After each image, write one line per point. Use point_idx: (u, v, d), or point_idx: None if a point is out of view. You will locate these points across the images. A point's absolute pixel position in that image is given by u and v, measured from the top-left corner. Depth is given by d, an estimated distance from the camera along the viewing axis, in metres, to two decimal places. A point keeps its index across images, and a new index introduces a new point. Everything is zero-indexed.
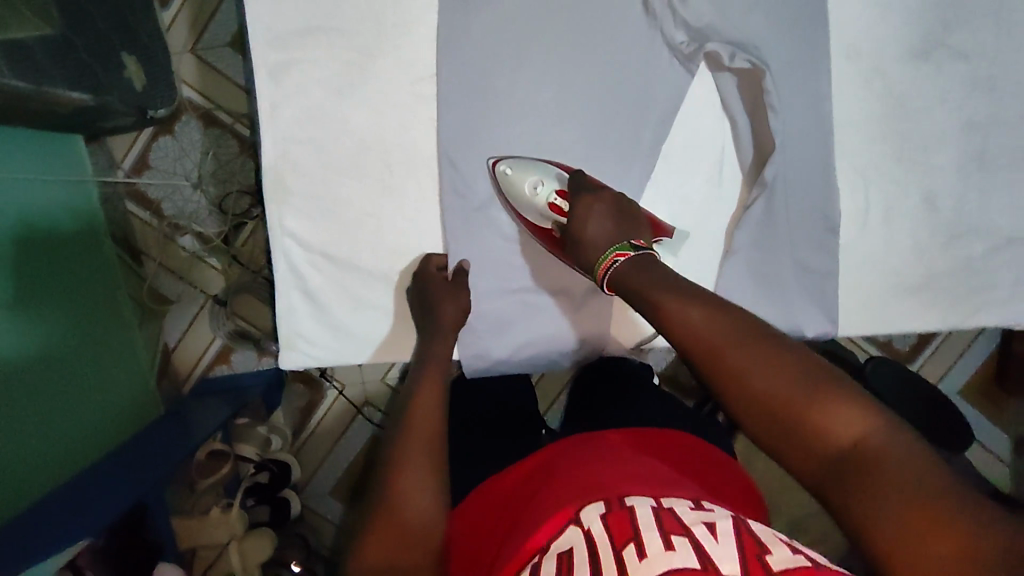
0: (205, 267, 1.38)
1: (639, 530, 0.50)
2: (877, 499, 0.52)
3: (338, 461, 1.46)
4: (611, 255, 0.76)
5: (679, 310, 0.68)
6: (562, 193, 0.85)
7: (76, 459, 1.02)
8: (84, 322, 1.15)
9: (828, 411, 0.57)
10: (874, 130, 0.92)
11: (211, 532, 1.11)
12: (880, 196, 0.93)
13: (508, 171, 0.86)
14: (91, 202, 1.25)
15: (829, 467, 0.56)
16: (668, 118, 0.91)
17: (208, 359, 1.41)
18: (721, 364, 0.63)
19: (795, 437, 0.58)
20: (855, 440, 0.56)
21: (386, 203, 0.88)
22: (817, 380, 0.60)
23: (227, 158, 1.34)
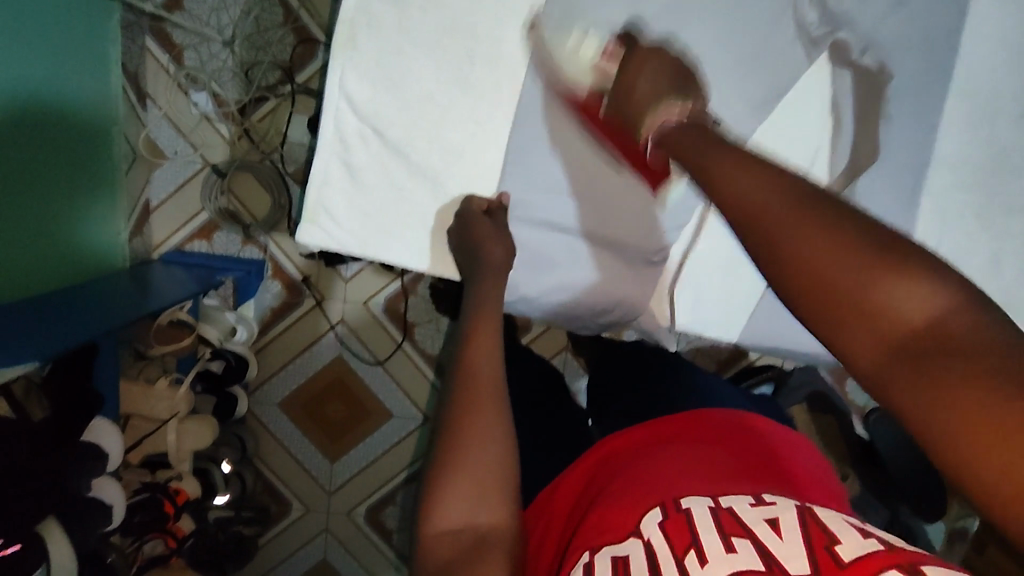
0: (210, 132, 1.28)
1: (696, 533, 0.48)
2: (941, 385, 0.38)
3: (301, 369, 1.39)
4: (654, 118, 0.69)
5: (737, 187, 0.52)
6: (610, 45, 0.76)
7: (25, 288, 0.93)
8: (69, 148, 1.05)
9: (894, 285, 0.41)
10: (965, 177, 0.89)
11: (154, 403, 1.04)
12: (950, 245, 0.90)
13: (547, 36, 0.78)
14: (110, 24, 1.14)
15: (887, 346, 0.41)
16: (770, 101, 0.85)
17: (190, 228, 1.32)
18: (767, 233, 0.48)
19: (841, 309, 0.43)
20: (926, 320, 0.40)
21: (458, 97, 0.79)
22: (885, 248, 0.43)
23: (267, 26, 1.24)
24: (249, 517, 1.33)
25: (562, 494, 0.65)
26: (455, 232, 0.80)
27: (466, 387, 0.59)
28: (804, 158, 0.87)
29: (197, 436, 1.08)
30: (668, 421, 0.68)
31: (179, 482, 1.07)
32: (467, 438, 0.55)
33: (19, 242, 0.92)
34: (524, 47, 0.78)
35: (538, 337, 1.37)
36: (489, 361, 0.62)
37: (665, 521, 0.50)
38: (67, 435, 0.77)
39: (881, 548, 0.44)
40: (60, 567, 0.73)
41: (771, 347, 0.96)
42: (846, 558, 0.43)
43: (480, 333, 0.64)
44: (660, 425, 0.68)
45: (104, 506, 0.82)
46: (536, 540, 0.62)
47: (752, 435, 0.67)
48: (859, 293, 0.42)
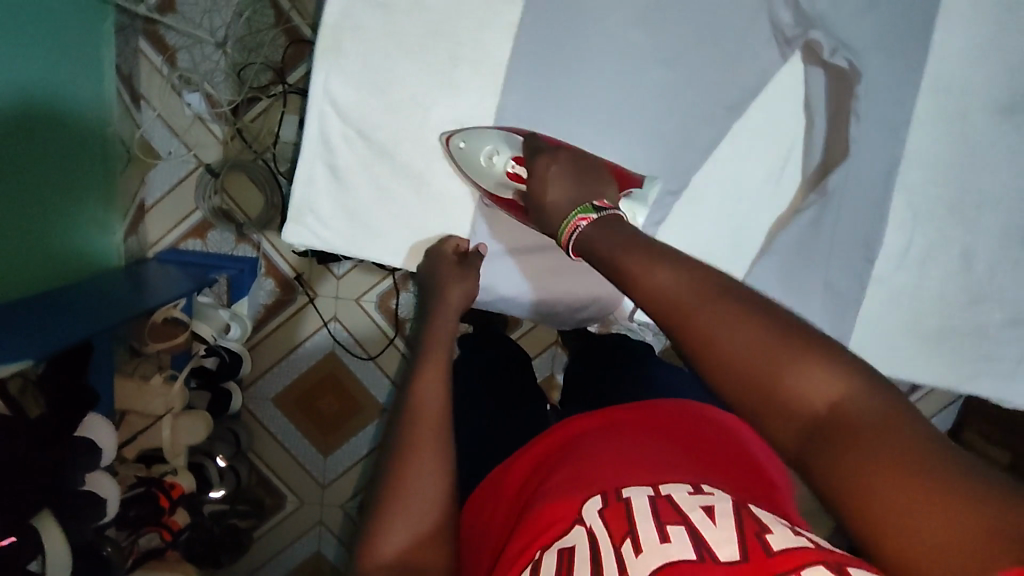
0: (204, 133, 1.30)
1: (636, 522, 0.48)
2: (856, 470, 0.41)
3: (294, 366, 1.41)
4: (572, 220, 0.65)
5: (648, 271, 0.54)
6: (517, 158, 0.78)
7: (20, 288, 0.95)
8: (62, 150, 1.07)
9: (800, 373, 0.46)
10: (941, 172, 0.90)
11: (149, 401, 1.06)
12: (924, 238, 0.92)
13: (462, 144, 0.80)
14: (104, 26, 1.16)
15: (806, 432, 0.46)
16: (748, 97, 0.87)
17: (185, 227, 1.34)
18: (686, 326, 0.51)
19: (762, 403, 0.47)
20: (833, 405, 0.45)
21: (442, 98, 0.81)
22: (789, 337, 0.48)
23: (260, 27, 1.26)
24: (244, 511, 1.36)
25: (509, 481, 0.66)
26: (423, 264, 0.83)
27: (411, 440, 0.60)
28: (779, 151, 0.90)
29: (192, 431, 1.11)
30: (612, 412, 0.69)
31: (174, 477, 1.08)
32: (406, 480, 0.57)
33: (14, 243, 0.93)
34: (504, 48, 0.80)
35: (528, 332, 1.39)
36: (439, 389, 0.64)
37: (605, 509, 0.51)
38: (62, 431, 0.79)
39: (806, 541, 0.45)
40: (55, 558, 0.75)
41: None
42: (773, 547, 0.44)
43: (433, 366, 0.67)
44: (612, 415, 0.68)
45: (98, 500, 0.84)
46: (485, 534, 0.63)
47: (700, 425, 0.68)
48: (772, 383, 0.47)
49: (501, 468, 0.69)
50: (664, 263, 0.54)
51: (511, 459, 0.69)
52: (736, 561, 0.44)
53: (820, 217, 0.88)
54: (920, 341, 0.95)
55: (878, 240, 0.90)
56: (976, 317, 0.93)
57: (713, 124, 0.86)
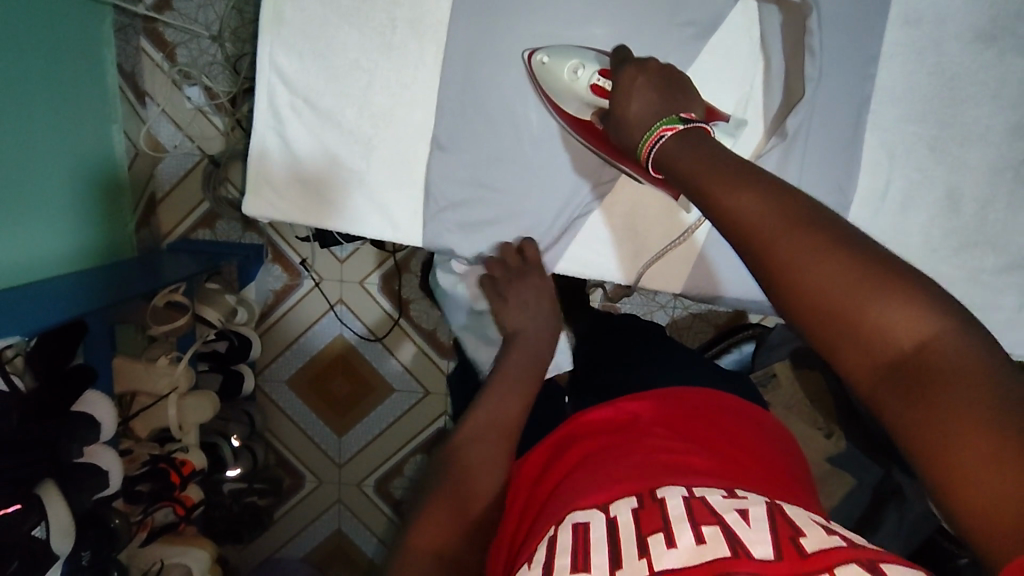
0: (206, 124, 1.35)
1: (669, 521, 0.45)
2: (933, 406, 0.39)
3: (301, 351, 1.45)
4: (656, 131, 0.63)
5: (729, 197, 0.51)
6: (604, 74, 0.77)
7: (32, 274, 1.00)
8: (71, 145, 1.12)
9: (885, 305, 0.43)
10: (916, 108, 0.85)
11: (155, 380, 1.10)
12: (903, 181, 0.87)
13: (545, 60, 0.79)
14: (103, 26, 1.21)
15: (887, 367, 0.42)
16: (704, 34, 0.82)
17: (193, 219, 1.40)
18: (768, 256, 0.48)
19: (843, 337, 0.44)
20: (920, 346, 0.41)
21: (384, 61, 0.81)
22: (885, 271, 0.44)
23: (250, 17, 1.28)
24: (262, 489, 1.39)
25: (526, 470, 0.66)
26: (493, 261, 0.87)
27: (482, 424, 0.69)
28: (739, 97, 0.85)
29: (198, 411, 1.14)
30: (627, 402, 0.70)
31: (185, 454, 1.13)
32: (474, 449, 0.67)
33: (23, 232, 0.98)
34: (442, 8, 0.80)
35: None
36: (509, 418, 0.69)
37: (639, 508, 0.48)
38: (62, 404, 0.83)
39: (844, 544, 0.42)
40: (57, 523, 0.80)
41: (722, 297, 0.94)
42: (807, 550, 0.41)
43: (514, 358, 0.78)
44: (632, 408, 0.68)
45: (101, 471, 0.89)
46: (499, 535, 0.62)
47: (707, 415, 0.68)
48: (855, 313, 0.43)
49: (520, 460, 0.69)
50: (748, 190, 0.51)
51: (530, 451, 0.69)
52: (770, 562, 0.40)
53: (786, 159, 0.83)
54: None
55: (850, 187, 0.86)
56: (968, 263, 0.87)
57: None
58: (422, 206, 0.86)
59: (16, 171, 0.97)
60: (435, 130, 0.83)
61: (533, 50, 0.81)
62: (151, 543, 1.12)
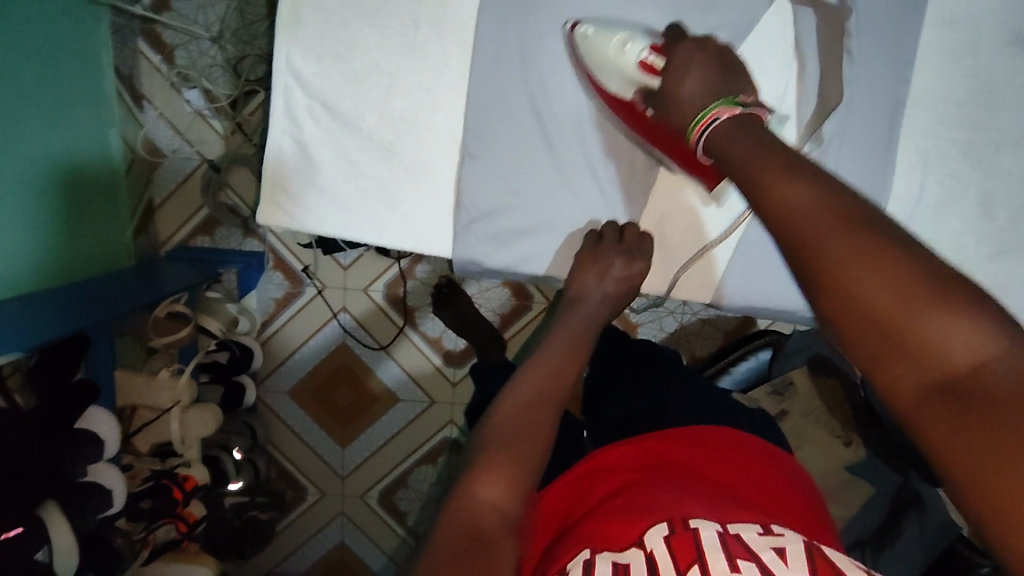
0: (206, 128, 1.31)
1: (703, 551, 0.44)
2: (981, 427, 0.37)
3: (303, 361, 1.41)
4: (712, 112, 0.66)
5: (783, 194, 0.51)
6: (654, 49, 0.74)
7: (26, 286, 0.96)
8: (66, 150, 1.08)
9: (940, 319, 0.40)
10: (947, 114, 0.84)
11: (156, 394, 1.07)
12: (936, 187, 0.86)
13: (589, 32, 0.76)
14: (100, 27, 1.17)
15: (934, 382, 0.40)
16: (737, 38, 0.80)
17: (191, 226, 1.36)
18: (815, 257, 0.46)
19: (887, 347, 0.42)
20: (973, 368, 0.39)
21: (406, 64, 0.78)
22: (941, 285, 0.42)
23: (253, 19, 1.25)
24: (264, 502, 1.35)
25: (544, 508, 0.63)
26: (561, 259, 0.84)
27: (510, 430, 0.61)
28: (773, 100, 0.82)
29: (199, 426, 1.11)
30: (653, 436, 0.68)
31: (187, 470, 1.10)
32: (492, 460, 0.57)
33: (20, 240, 0.95)
34: (468, 9, 0.78)
35: (537, 317, 1.38)
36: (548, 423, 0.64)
37: (671, 536, 0.46)
38: (63, 421, 0.80)
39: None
40: (60, 543, 0.76)
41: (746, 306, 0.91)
42: None
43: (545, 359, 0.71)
44: (655, 442, 0.66)
45: (103, 490, 0.85)
46: None
47: (732, 452, 0.65)
48: (906, 324, 0.41)
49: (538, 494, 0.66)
50: (797, 189, 0.50)
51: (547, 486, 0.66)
52: None
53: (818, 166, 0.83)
54: None
55: (884, 195, 0.84)
56: (1000, 270, 0.86)
57: None
58: (451, 218, 0.83)
59: (12, 177, 0.94)
60: (460, 136, 0.81)
61: (576, 22, 0.78)
62: (153, 562, 1.09)
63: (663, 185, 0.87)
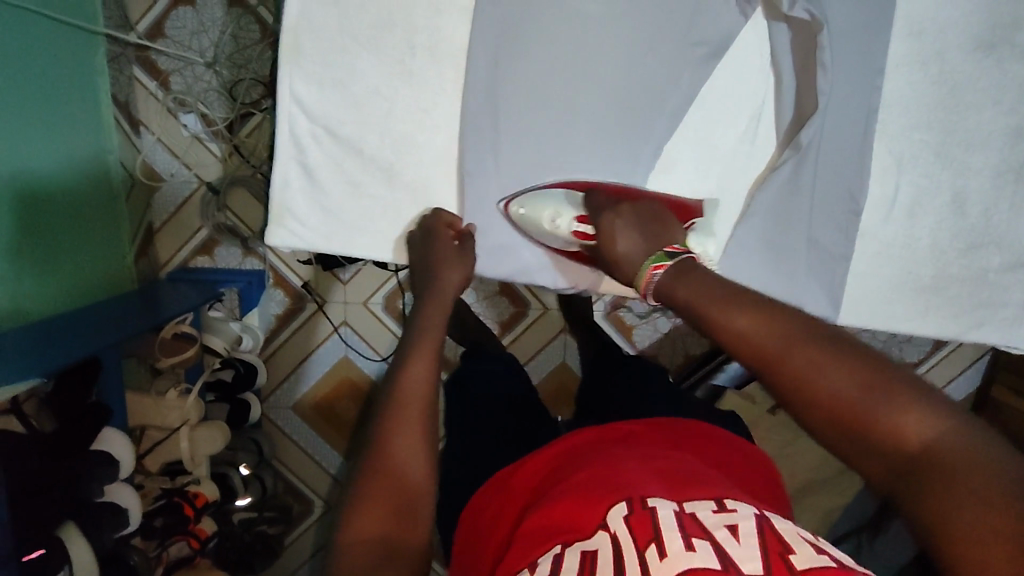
0: (203, 151, 1.33)
1: (661, 531, 0.46)
2: (944, 498, 0.40)
3: (306, 376, 1.44)
4: (647, 269, 0.65)
5: (731, 318, 0.53)
6: (581, 219, 0.86)
7: (30, 315, 0.98)
8: (66, 181, 1.10)
9: (892, 410, 0.45)
10: (921, 117, 0.88)
11: (166, 414, 1.09)
12: (910, 186, 0.90)
13: (521, 211, 0.86)
14: (97, 56, 1.20)
15: (897, 469, 0.44)
16: (718, 54, 0.85)
17: (193, 246, 1.38)
18: (778, 372, 0.50)
19: (855, 442, 0.46)
20: (926, 446, 0.43)
21: (403, 88, 0.82)
22: (886, 380, 0.46)
23: (247, 43, 1.28)
24: (272, 517, 1.36)
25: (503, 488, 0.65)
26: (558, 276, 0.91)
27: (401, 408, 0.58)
28: (752, 111, 0.88)
29: (209, 444, 1.13)
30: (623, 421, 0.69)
31: (197, 486, 1.12)
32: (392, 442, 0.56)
33: (24, 272, 0.97)
34: (461, 34, 0.81)
35: (534, 323, 1.42)
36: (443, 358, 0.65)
37: (630, 515, 0.48)
38: (75, 445, 0.82)
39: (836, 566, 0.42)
40: (80, 564, 0.79)
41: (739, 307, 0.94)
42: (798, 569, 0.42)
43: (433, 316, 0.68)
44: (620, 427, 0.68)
45: (119, 510, 0.88)
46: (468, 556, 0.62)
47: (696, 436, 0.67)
48: (864, 420, 0.45)
49: (496, 478, 0.68)
50: (744, 308, 0.53)
51: (507, 469, 0.68)
52: None
53: (799, 171, 0.86)
54: (919, 292, 0.92)
55: (861, 192, 0.88)
56: (975, 263, 0.91)
57: (676, 92, 0.85)
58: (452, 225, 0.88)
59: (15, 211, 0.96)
60: (456, 153, 0.85)
61: (505, 199, 0.86)
62: None
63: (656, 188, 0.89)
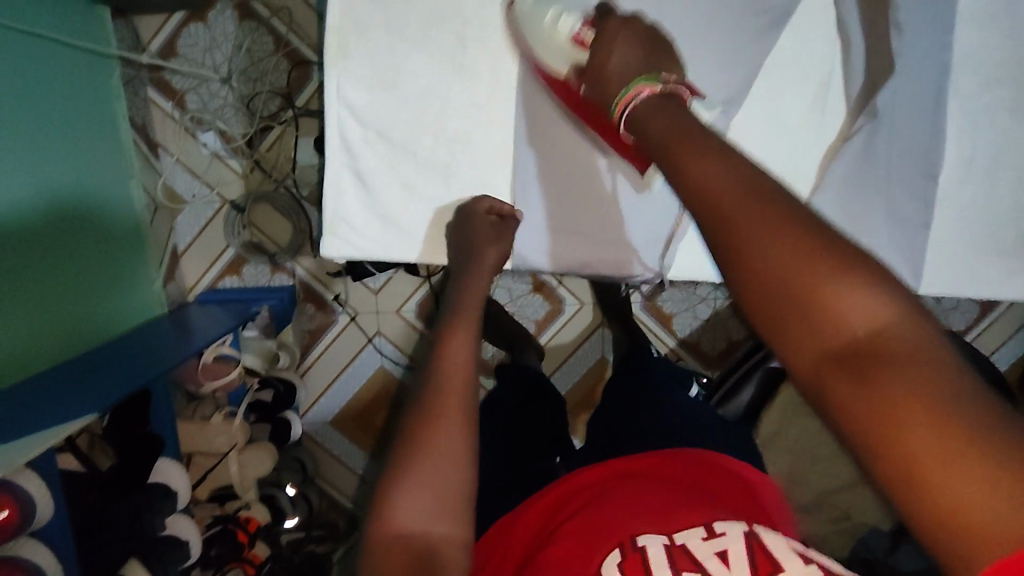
0: (224, 170, 1.31)
1: (652, 570, 0.44)
2: (892, 403, 0.32)
3: (344, 391, 1.41)
4: (632, 89, 0.54)
5: (686, 163, 0.43)
6: (586, 20, 0.71)
7: (53, 356, 0.95)
8: (88, 208, 1.07)
9: (847, 287, 0.35)
10: (994, 71, 0.84)
11: (212, 439, 1.08)
12: (988, 143, 0.86)
13: (529, 5, 0.76)
14: (112, 79, 1.17)
15: (831, 357, 0.35)
16: (782, 21, 0.83)
17: (220, 266, 1.35)
18: (718, 224, 0.40)
19: (788, 318, 0.36)
20: (875, 334, 0.34)
21: (457, 83, 0.81)
22: (843, 252, 0.37)
23: (260, 56, 1.25)
24: (320, 535, 1.30)
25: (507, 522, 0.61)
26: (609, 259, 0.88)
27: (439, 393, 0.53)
28: (818, 81, 0.85)
29: (258, 465, 1.12)
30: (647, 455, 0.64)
31: (248, 511, 1.09)
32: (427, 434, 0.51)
33: (48, 311, 0.95)
34: (512, 23, 0.80)
35: (574, 319, 1.38)
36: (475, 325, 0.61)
37: (624, 561, 0.45)
38: (125, 487, 0.81)
39: None
40: None
41: None
42: None
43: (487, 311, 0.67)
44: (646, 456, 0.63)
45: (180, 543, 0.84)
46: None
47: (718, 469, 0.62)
48: (807, 293, 0.36)
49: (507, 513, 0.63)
50: (703, 154, 0.42)
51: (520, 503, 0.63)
52: None
53: (873, 139, 0.86)
54: (997, 254, 0.89)
55: (934, 152, 0.86)
56: None
57: (735, 66, 0.84)
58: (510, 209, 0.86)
59: (36, 250, 0.92)
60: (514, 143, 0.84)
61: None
62: None
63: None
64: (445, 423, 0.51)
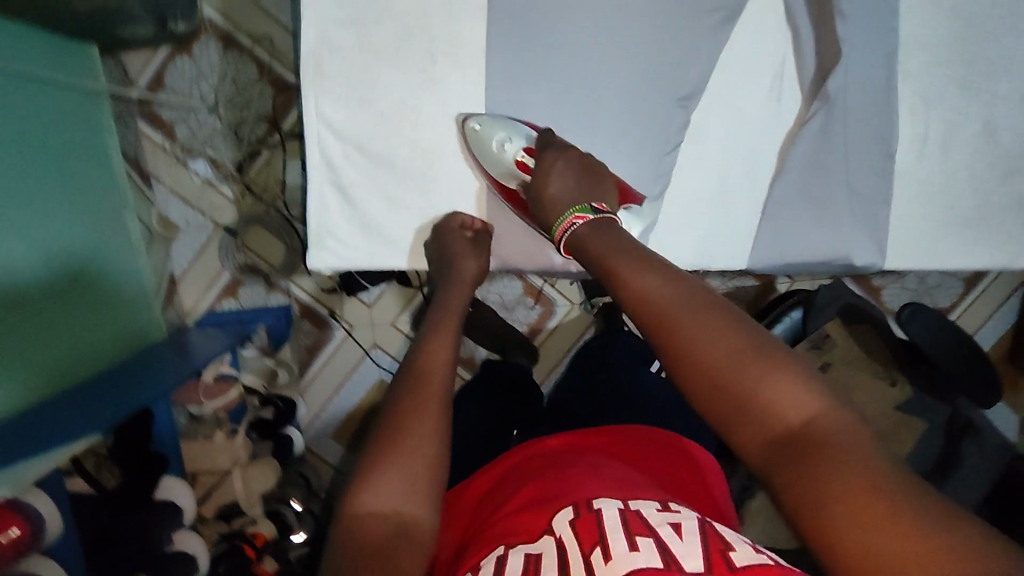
0: (216, 196, 1.34)
1: (606, 532, 0.45)
2: (822, 474, 0.43)
3: (343, 404, 1.43)
4: (568, 218, 0.70)
5: (636, 280, 0.57)
6: (528, 150, 0.81)
7: (57, 383, 0.97)
8: (83, 237, 1.09)
9: (775, 384, 0.48)
10: (942, 51, 0.89)
11: (212, 457, 1.14)
12: (939, 122, 0.91)
13: (477, 127, 0.84)
14: (103, 113, 1.19)
15: (771, 444, 0.47)
16: (735, 15, 0.86)
17: (218, 289, 1.37)
18: (669, 335, 0.53)
19: (732, 411, 0.49)
20: (805, 420, 0.46)
21: (429, 95, 0.84)
22: (771, 355, 0.50)
23: (245, 84, 1.29)
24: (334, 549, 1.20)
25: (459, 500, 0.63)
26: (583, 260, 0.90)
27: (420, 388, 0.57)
28: (772, 73, 0.90)
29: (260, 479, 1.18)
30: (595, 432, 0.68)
31: (255, 526, 1.13)
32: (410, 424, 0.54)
33: (48, 339, 0.96)
34: (478, 35, 0.83)
35: (564, 319, 1.41)
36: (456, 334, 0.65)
37: (576, 519, 0.48)
38: (134, 504, 0.83)
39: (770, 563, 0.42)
40: None
41: (782, 269, 0.95)
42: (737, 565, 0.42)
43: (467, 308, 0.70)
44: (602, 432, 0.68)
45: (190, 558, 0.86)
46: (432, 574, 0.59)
47: (666, 451, 0.65)
48: (747, 390, 0.49)
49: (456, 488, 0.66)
50: (650, 273, 0.57)
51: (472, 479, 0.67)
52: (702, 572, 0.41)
53: (828, 123, 0.88)
54: (961, 225, 0.93)
55: (892, 134, 0.89)
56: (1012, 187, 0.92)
57: (696, 61, 0.86)
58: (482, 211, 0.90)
59: (34, 281, 0.95)
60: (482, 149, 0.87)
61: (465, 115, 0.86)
62: None
63: (691, 157, 0.91)
64: (427, 412, 0.55)
